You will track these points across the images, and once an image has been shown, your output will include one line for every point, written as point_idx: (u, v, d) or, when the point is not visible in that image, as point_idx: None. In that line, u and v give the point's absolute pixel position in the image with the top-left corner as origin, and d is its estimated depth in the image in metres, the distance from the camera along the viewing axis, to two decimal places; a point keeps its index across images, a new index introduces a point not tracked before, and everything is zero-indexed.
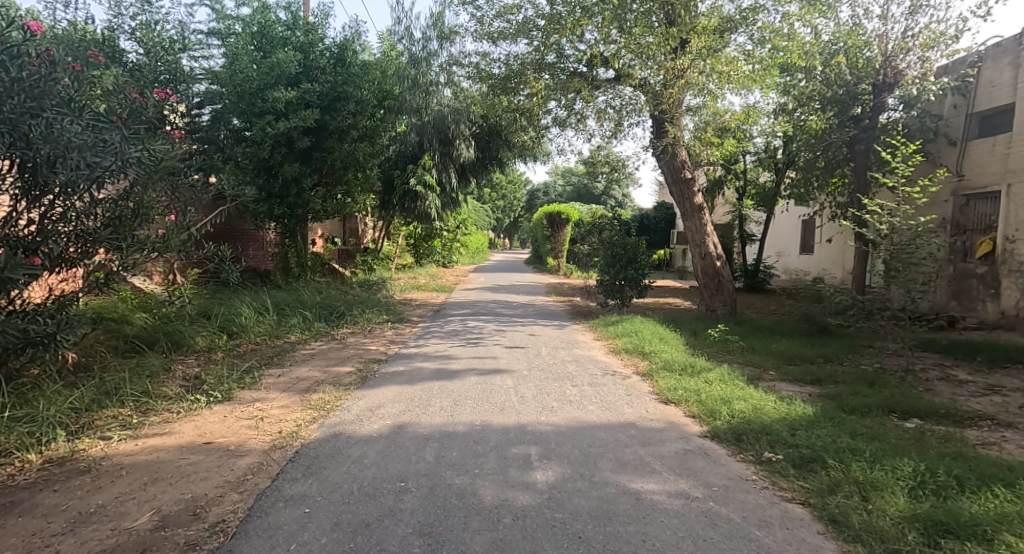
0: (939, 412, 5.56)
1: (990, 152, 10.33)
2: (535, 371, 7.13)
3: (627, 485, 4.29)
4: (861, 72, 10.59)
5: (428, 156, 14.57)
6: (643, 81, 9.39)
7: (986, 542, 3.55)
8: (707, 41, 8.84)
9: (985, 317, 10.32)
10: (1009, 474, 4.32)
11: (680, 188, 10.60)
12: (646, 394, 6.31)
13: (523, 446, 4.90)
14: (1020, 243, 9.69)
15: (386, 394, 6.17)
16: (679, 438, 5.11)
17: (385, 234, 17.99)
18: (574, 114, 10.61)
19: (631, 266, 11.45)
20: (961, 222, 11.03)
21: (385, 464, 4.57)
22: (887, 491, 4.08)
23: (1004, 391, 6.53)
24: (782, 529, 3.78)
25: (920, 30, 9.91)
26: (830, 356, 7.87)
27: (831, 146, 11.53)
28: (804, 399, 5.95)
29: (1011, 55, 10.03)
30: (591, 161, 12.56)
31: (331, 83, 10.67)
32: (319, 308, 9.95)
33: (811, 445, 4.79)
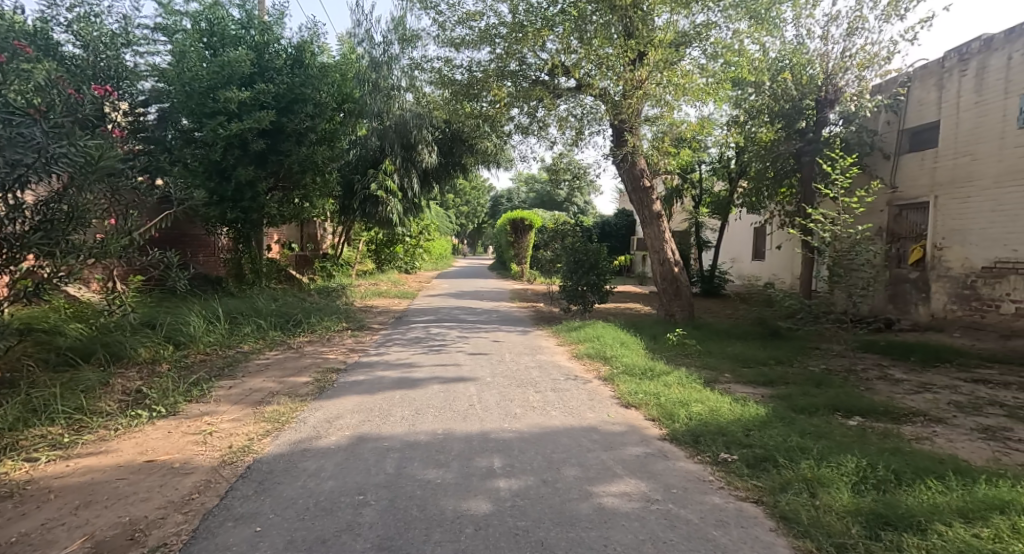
0: (879, 409, 5.85)
1: (919, 165, 11.09)
2: (499, 378, 7.10)
3: (590, 490, 4.35)
4: (805, 89, 11.04)
5: (390, 161, 14.51)
6: (603, 91, 9.86)
7: (921, 532, 3.79)
8: (663, 54, 9.11)
9: (918, 319, 11.10)
10: (941, 467, 4.61)
11: (639, 196, 10.85)
12: (608, 398, 6.39)
13: (486, 454, 4.87)
14: (947, 250, 10.47)
15: (346, 404, 6.01)
16: (640, 441, 5.21)
17: (345, 238, 17.70)
18: (536, 122, 10.73)
19: (593, 272, 11.65)
20: (896, 230, 11.79)
21: (344, 477, 4.45)
22: (833, 488, 4.30)
23: (936, 387, 6.94)
24: (738, 528, 3.92)
25: (857, 51, 10.56)
26: (780, 358, 8.18)
27: (779, 157, 12.11)
28: (756, 400, 6.17)
29: (936, 77, 10.76)
30: (554, 168, 12.67)
31: (287, 85, 10.42)
32: (274, 316, 9.62)
33: (763, 445, 4.97)
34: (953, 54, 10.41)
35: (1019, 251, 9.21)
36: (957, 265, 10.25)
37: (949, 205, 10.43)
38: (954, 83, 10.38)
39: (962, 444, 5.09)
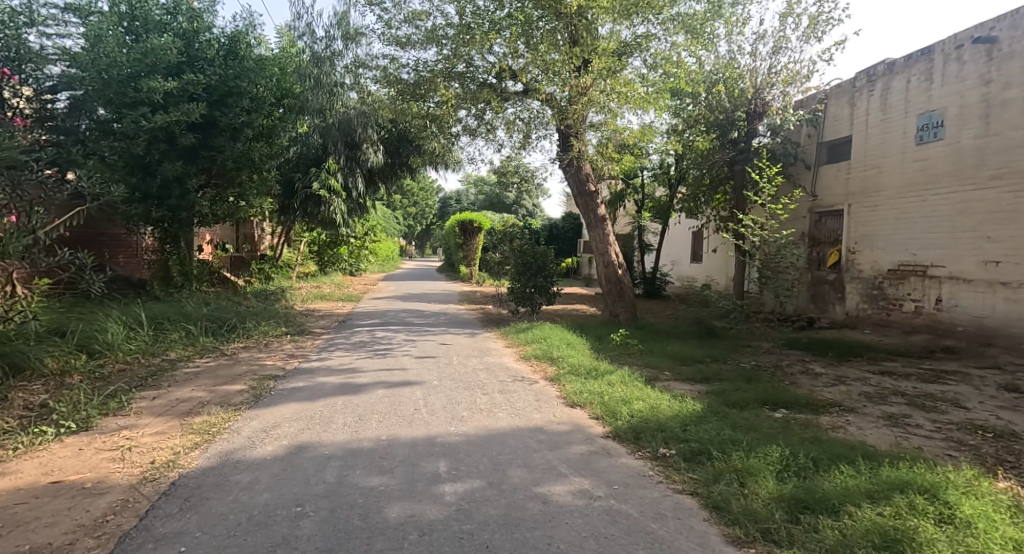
0: (801, 402, 6.28)
1: (835, 175, 11.97)
2: (445, 381, 7.03)
3: (536, 490, 4.40)
4: (737, 101, 11.86)
5: (333, 160, 14.24)
6: (549, 96, 9.82)
7: (835, 514, 4.11)
8: (607, 63, 9.41)
9: (834, 317, 12.02)
10: (852, 453, 5.02)
11: (584, 200, 11.10)
12: (554, 398, 6.48)
13: (431, 458, 4.81)
14: (858, 254, 11.37)
15: (284, 412, 5.75)
16: (584, 439, 5.33)
17: (285, 239, 17.09)
18: (483, 125, 10.69)
19: (540, 274, 11.74)
20: (816, 235, 12.71)
21: (280, 488, 4.25)
22: (760, 476, 4.57)
23: (849, 380, 7.52)
24: (674, 519, 4.10)
25: (782, 68, 11.54)
26: (715, 356, 8.60)
27: (714, 166, 12.84)
28: (693, 396, 6.45)
29: (848, 95, 11.67)
30: (502, 171, 12.70)
31: (222, 76, 9.81)
32: (206, 321, 8.99)
33: (699, 439, 5.20)
34: (862, 74, 11.31)
35: (918, 256, 10.13)
36: (868, 268, 11.16)
37: (862, 213, 11.28)
38: (863, 101, 11.29)
39: (870, 431, 5.56)
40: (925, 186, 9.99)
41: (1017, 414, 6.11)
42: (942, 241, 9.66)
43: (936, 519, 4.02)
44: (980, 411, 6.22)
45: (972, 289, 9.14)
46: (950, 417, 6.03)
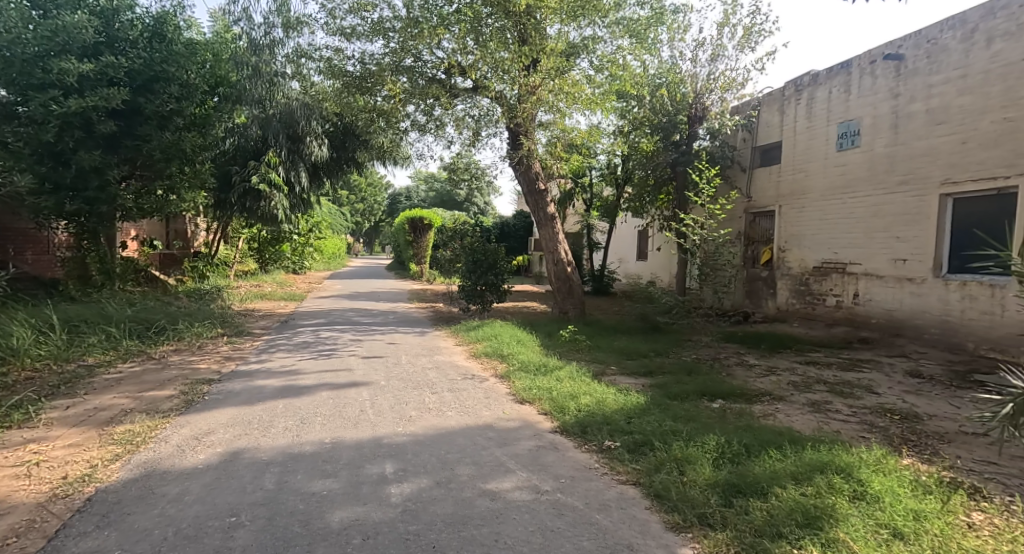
0: (735, 392, 6.60)
1: (767, 178, 12.61)
2: (393, 380, 6.91)
3: (484, 487, 4.40)
4: (679, 105, 12.65)
5: (273, 153, 13.62)
6: (499, 94, 9.77)
7: (763, 495, 4.35)
8: (555, 63, 9.58)
9: (767, 312, 12.72)
10: (780, 438, 5.33)
11: (534, 199, 11.21)
12: (504, 395, 6.51)
13: (377, 460, 4.72)
14: (788, 253, 12.07)
15: (218, 418, 5.47)
16: (533, 435, 5.40)
17: (221, 235, 16.29)
18: (433, 121, 10.53)
19: (492, 272, 11.66)
20: (750, 235, 13.38)
21: (213, 498, 4.03)
22: (697, 464, 4.78)
23: (780, 370, 7.97)
24: (618, 509, 4.22)
25: (719, 75, 12.34)
26: (658, 350, 8.89)
27: (658, 166, 13.35)
28: (638, 389, 6.65)
29: (778, 103, 12.33)
30: (453, 168, 12.55)
31: (144, 59, 9.16)
32: (131, 323, 8.39)
33: (642, 430, 5.37)
34: (791, 84, 11.99)
35: (839, 254, 10.83)
36: (797, 266, 11.86)
37: (792, 213, 11.96)
38: (792, 109, 11.96)
39: (796, 417, 5.94)
40: (844, 189, 10.72)
41: (922, 398, 6.68)
42: (860, 241, 10.39)
43: (850, 496, 4.33)
44: (889, 395, 6.79)
45: (885, 285, 9.89)
46: (864, 402, 6.52)
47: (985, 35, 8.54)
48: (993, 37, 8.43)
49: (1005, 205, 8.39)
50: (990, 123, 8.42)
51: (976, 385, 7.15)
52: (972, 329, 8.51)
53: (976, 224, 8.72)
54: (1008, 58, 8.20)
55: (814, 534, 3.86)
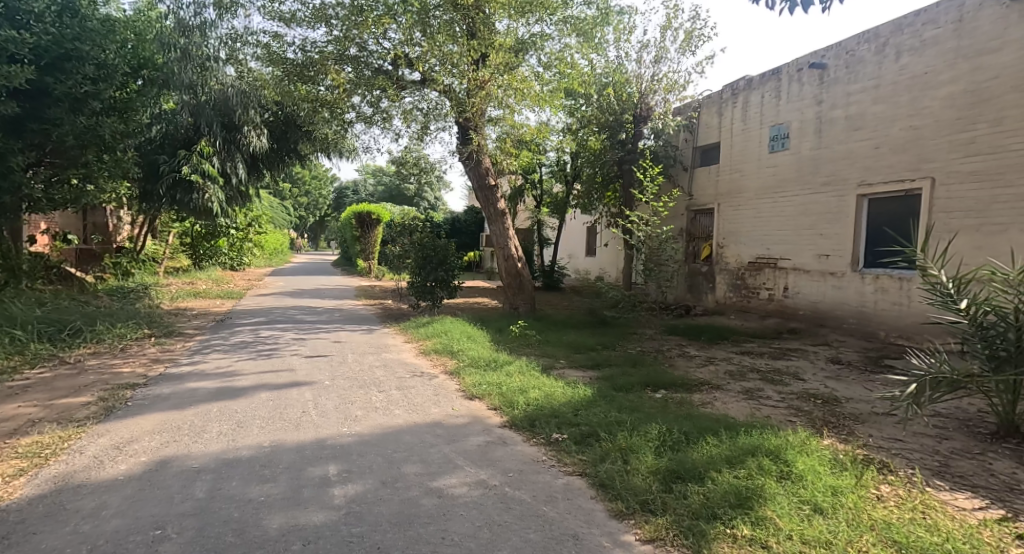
0: (677, 382, 6.82)
1: (706, 177, 13.05)
2: (339, 380, 6.73)
3: (430, 484, 4.36)
4: (625, 105, 12.99)
5: (206, 141, 12.36)
6: (448, 88, 9.67)
7: (700, 479, 4.50)
8: (503, 58, 9.55)
9: (707, 305, 13.19)
10: (717, 425, 5.55)
11: (485, 195, 11.15)
12: (453, 392, 6.48)
13: (320, 462, 4.58)
14: (726, 249, 12.57)
15: (143, 425, 5.14)
16: (482, 431, 5.40)
17: (148, 230, 15.41)
18: (379, 113, 10.30)
19: (442, 268, 11.48)
20: (692, 232, 13.81)
21: (136, 510, 3.79)
22: (640, 453, 4.90)
23: (718, 360, 8.30)
24: (565, 500, 4.29)
25: (663, 77, 12.77)
26: (606, 343, 9.06)
27: (606, 164, 13.68)
28: (585, 382, 6.78)
29: (716, 106, 12.76)
30: (402, 161, 12.31)
31: (52, 35, 8.36)
32: (41, 325, 7.76)
33: (589, 422, 5.47)
34: (727, 87, 12.47)
35: (771, 250, 11.38)
36: (733, 262, 12.38)
37: (728, 211, 12.47)
38: (729, 111, 12.42)
39: (732, 405, 6.22)
40: (776, 189, 11.27)
41: (842, 383, 7.14)
42: (789, 237, 10.98)
43: (778, 476, 4.53)
44: (814, 381, 7.23)
45: (810, 278, 10.50)
46: (792, 388, 6.91)
47: (895, 49, 9.22)
48: (902, 50, 9.11)
49: (910, 205, 9.09)
50: (899, 130, 9.11)
51: (889, 370, 7.71)
52: (884, 318, 9.18)
53: (888, 223, 9.41)
54: (914, 71, 8.91)
55: (745, 513, 4.03)
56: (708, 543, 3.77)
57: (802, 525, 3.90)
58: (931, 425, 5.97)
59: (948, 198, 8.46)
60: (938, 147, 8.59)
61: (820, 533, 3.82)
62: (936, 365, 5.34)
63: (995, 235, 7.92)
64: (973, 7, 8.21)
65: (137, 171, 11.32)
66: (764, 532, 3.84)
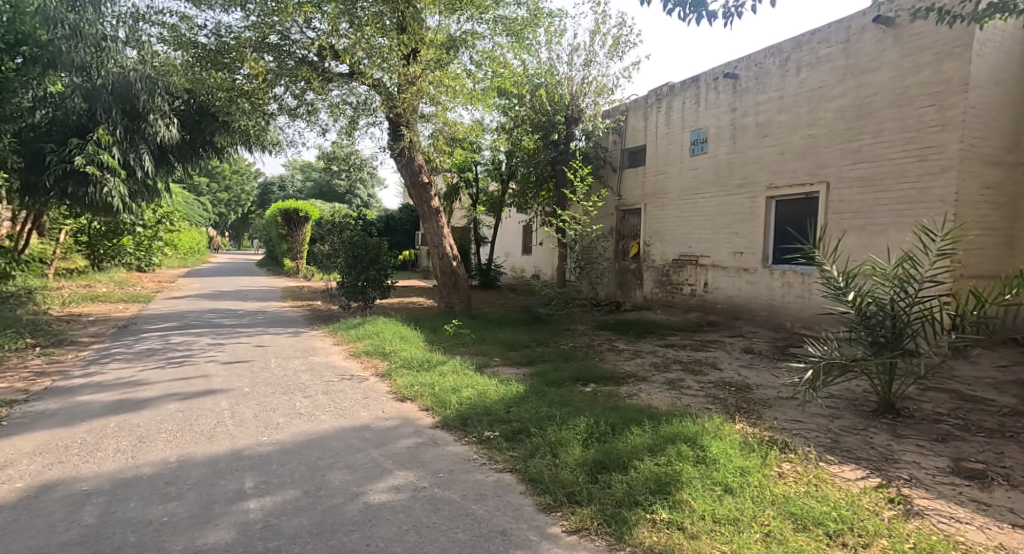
0: (607, 377, 6.99)
1: (635, 178, 13.51)
2: (259, 387, 6.38)
3: (355, 490, 4.21)
4: (557, 105, 13.15)
5: (104, 130, 10.49)
6: (376, 82, 9.44)
7: (624, 468, 4.62)
8: (435, 54, 9.43)
9: (635, 301, 13.61)
10: (642, 416, 5.73)
11: (418, 192, 11.04)
12: (384, 394, 6.31)
13: (234, 475, 4.31)
14: (652, 247, 13.06)
15: (21, 446, 4.62)
16: (413, 432, 5.29)
17: (34, 226, 13.94)
18: (304, 106, 9.93)
19: (374, 267, 11.16)
20: (621, 230, 14.25)
21: (11, 543, 3.40)
22: (569, 446, 4.97)
23: (645, 353, 8.59)
24: (495, 498, 4.27)
25: (592, 79, 13.07)
26: (540, 340, 9.15)
27: (540, 164, 13.93)
28: (518, 379, 6.81)
29: (641, 110, 13.23)
30: (331, 156, 11.93)
31: None
32: None
33: (520, 419, 5.50)
34: (651, 93, 12.94)
35: (693, 247, 11.91)
36: (659, 259, 12.88)
37: (655, 211, 12.94)
38: (654, 116, 12.90)
39: (656, 396, 6.46)
40: (697, 191, 11.81)
41: (754, 372, 7.60)
42: (708, 236, 11.55)
43: (694, 461, 4.73)
44: (729, 370, 7.64)
45: (727, 275, 11.10)
46: (710, 378, 7.27)
47: (795, 63, 9.91)
48: (802, 66, 9.80)
49: (810, 207, 9.81)
50: (800, 138, 9.81)
51: (792, 357, 8.29)
52: (789, 309, 9.88)
53: (790, 223, 10.14)
54: (812, 85, 9.61)
55: (664, 499, 4.18)
56: (629, 529, 3.87)
57: (714, 505, 4.10)
58: (825, 406, 6.46)
59: (840, 200, 9.19)
60: (831, 154, 9.31)
61: (730, 512, 4.03)
62: (830, 351, 5.82)
63: (878, 234, 8.70)
64: (859, 28, 8.96)
65: (15, 160, 10.38)
66: (680, 514, 3.99)
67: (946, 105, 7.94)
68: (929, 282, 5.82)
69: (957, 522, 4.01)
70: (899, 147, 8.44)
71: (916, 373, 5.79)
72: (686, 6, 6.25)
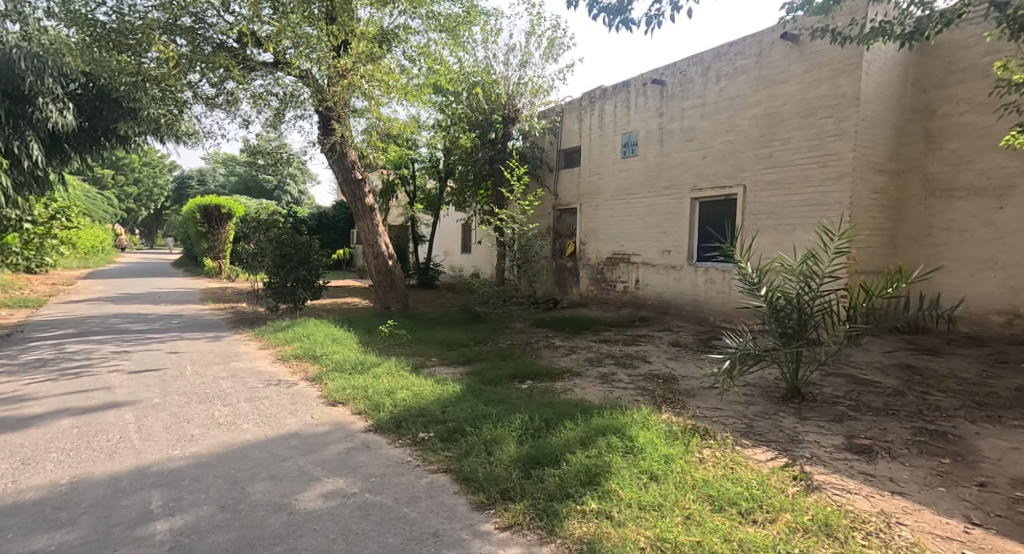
0: (544, 373, 7.05)
1: (572, 180, 13.64)
2: (170, 396, 5.98)
3: (278, 501, 4.03)
4: (494, 104, 13.18)
5: None
6: (305, 73, 9.00)
7: (556, 462, 4.66)
8: (365, 47, 9.05)
9: (572, 298, 13.81)
10: (575, 409, 5.80)
11: (351, 188, 10.63)
12: (314, 399, 6.08)
13: (137, 493, 4.03)
14: (588, 246, 13.30)
15: None
16: (344, 437, 5.12)
17: None
18: (224, 95, 9.39)
19: (303, 266, 10.71)
20: (558, 229, 14.40)
21: None
22: (504, 443, 4.97)
23: (580, 349, 8.73)
24: (428, 500, 4.20)
25: (528, 80, 13.22)
26: (478, 338, 9.09)
27: (477, 163, 13.78)
28: (455, 378, 6.74)
29: (576, 112, 13.40)
30: (256, 150, 11.25)
31: None
32: None
33: (456, 418, 5.45)
34: (585, 95, 13.16)
35: (625, 246, 12.24)
36: (594, 257, 13.13)
37: (590, 212, 13.16)
38: (588, 117, 13.12)
39: (590, 390, 6.59)
40: (629, 192, 12.12)
41: (681, 364, 7.91)
42: (638, 235, 11.90)
43: (623, 451, 4.85)
44: (658, 363, 7.90)
45: (657, 271, 11.47)
46: (640, 371, 7.50)
47: (716, 73, 10.37)
48: (721, 75, 10.28)
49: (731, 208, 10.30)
50: (720, 143, 10.27)
51: (714, 349, 8.70)
52: (711, 304, 10.35)
53: (710, 223, 10.63)
54: (730, 93, 10.10)
55: (593, 489, 4.26)
56: (560, 521, 3.93)
57: (640, 493, 4.22)
58: (741, 394, 6.80)
59: (755, 202, 9.71)
60: (747, 158, 9.82)
61: (654, 498, 4.17)
62: (742, 343, 6.15)
63: (787, 232, 9.27)
64: (769, 43, 9.50)
65: None
66: (608, 504, 4.08)
67: (841, 117, 8.59)
68: (828, 277, 6.24)
69: (848, 493, 4.34)
70: (804, 153, 9.03)
71: (818, 360, 6.18)
72: (610, 13, 6.26)
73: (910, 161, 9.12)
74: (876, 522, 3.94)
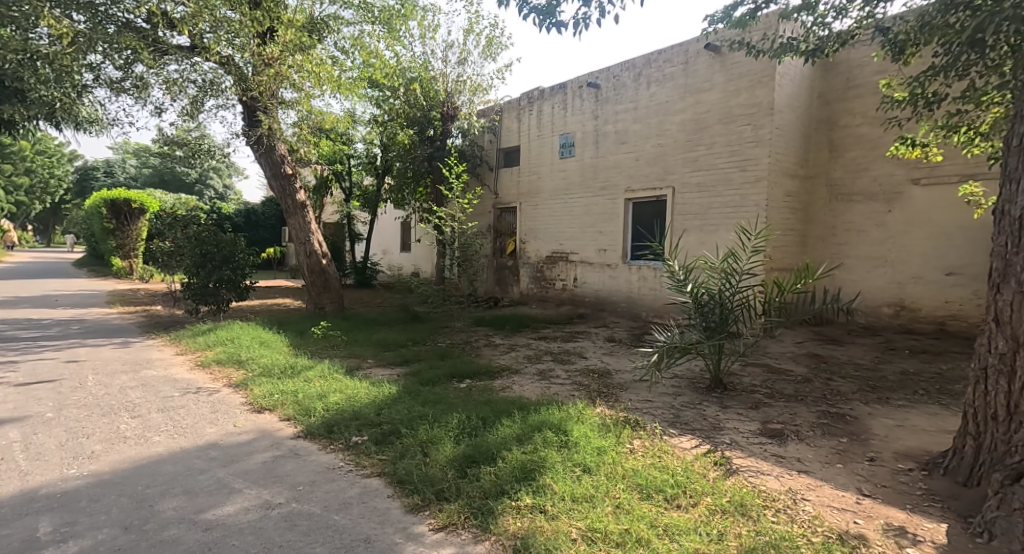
0: (483, 373, 7.07)
1: (511, 178, 13.74)
2: (66, 410, 5.62)
3: (193, 517, 3.89)
4: (432, 101, 12.99)
5: None
6: (226, 59, 8.63)
7: (493, 459, 4.69)
8: (295, 36, 8.93)
9: (512, 296, 13.89)
10: (512, 407, 5.85)
11: (281, 184, 10.28)
12: (238, 406, 5.87)
13: (25, 519, 3.79)
14: (527, 245, 13.42)
15: None
16: (270, 445, 4.97)
17: None
18: (132, 80, 8.88)
19: (227, 266, 10.29)
20: (497, 227, 14.47)
21: None
22: (440, 443, 4.96)
23: (521, 346, 8.81)
24: (361, 505, 4.14)
25: (466, 78, 13.10)
26: (416, 338, 9.00)
27: (416, 161, 13.57)
28: (388, 380, 6.66)
29: (514, 112, 13.51)
30: (175, 141, 10.76)
31: None
32: None
33: (391, 420, 5.40)
34: (523, 95, 13.26)
35: (563, 246, 12.44)
36: (533, 256, 13.26)
37: (529, 211, 13.29)
38: (526, 117, 13.25)
39: (528, 388, 6.66)
40: (566, 192, 12.32)
41: (615, 359, 8.11)
42: (575, 234, 12.12)
43: (558, 446, 4.94)
44: (595, 359, 8.07)
45: (593, 269, 11.72)
46: (576, 367, 7.64)
47: (646, 78, 10.68)
48: (651, 81, 10.60)
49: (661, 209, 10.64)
50: (651, 146, 10.59)
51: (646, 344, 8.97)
52: (644, 302, 10.67)
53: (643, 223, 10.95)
54: (659, 99, 10.43)
55: (528, 485, 4.32)
56: (495, 519, 3.96)
57: (573, 485, 4.31)
58: (670, 386, 7.06)
59: (682, 203, 10.08)
60: (676, 161, 10.17)
61: (586, 490, 4.27)
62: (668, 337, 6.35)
63: (712, 233, 9.67)
64: (694, 52, 9.87)
65: None
66: (542, 499, 4.15)
67: (759, 125, 9.05)
68: (746, 275, 6.56)
69: (763, 475, 4.58)
70: (726, 158, 9.45)
71: (738, 352, 6.60)
72: (539, 15, 6.20)
73: (819, 167, 9.70)
74: (785, 500, 4.18)
